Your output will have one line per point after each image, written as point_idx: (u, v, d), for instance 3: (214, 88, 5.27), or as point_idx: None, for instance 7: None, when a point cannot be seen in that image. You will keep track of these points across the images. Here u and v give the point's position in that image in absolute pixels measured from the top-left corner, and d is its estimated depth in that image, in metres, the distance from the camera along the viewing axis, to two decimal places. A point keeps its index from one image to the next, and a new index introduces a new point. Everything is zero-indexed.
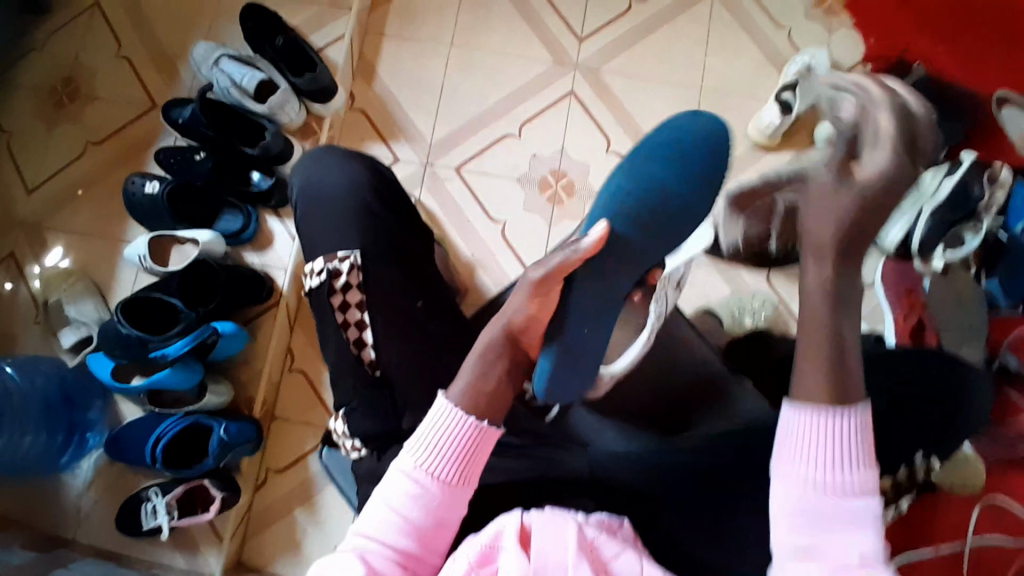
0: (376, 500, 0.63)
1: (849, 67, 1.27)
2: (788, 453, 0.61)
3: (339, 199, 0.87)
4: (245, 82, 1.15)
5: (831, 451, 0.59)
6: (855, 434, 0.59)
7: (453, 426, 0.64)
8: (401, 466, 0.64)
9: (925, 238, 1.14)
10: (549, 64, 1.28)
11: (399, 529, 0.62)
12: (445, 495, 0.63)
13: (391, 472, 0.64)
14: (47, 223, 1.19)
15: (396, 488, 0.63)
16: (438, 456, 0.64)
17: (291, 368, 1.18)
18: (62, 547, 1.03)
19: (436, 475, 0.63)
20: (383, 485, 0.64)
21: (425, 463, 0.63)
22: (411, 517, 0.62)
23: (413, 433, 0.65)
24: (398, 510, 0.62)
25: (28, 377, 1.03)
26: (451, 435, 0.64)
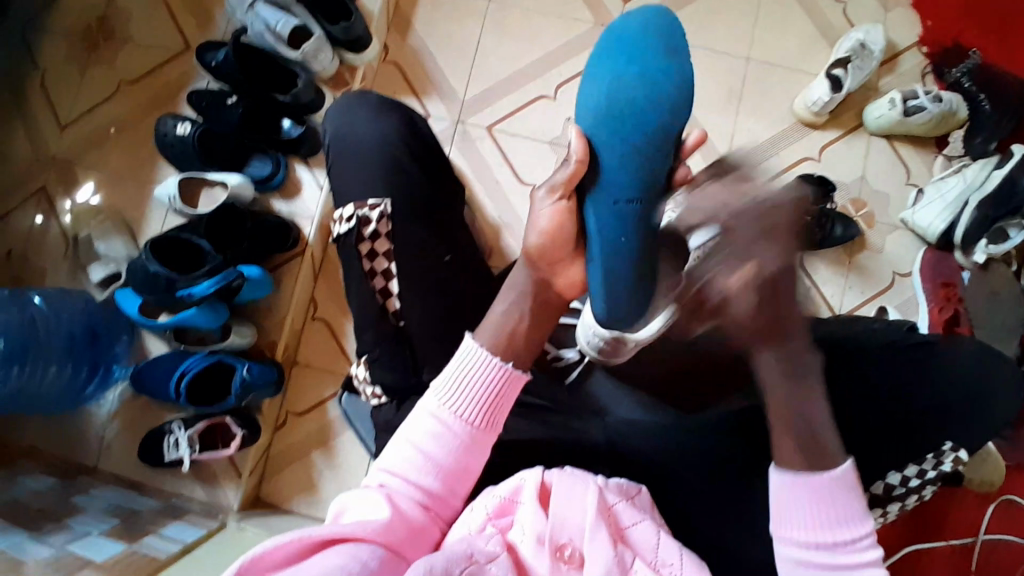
0: (402, 439, 0.63)
1: (904, 47, 1.21)
2: (779, 519, 0.58)
3: (367, 151, 0.86)
4: (279, 27, 1.13)
5: (821, 511, 0.56)
6: (840, 494, 0.56)
7: (483, 370, 0.64)
8: (429, 406, 0.63)
9: (968, 231, 1.10)
10: (590, 25, 1.24)
11: (425, 469, 0.62)
12: (471, 439, 0.63)
13: (417, 412, 0.64)
14: (80, 160, 1.20)
15: (423, 428, 0.63)
16: (465, 398, 0.63)
17: (314, 318, 1.19)
18: (84, 475, 1.07)
19: (464, 418, 0.63)
20: (410, 424, 0.64)
21: (454, 406, 0.63)
22: (437, 458, 0.62)
23: (441, 375, 0.65)
24: (424, 450, 0.62)
25: (54, 311, 1.04)
26: (480, 378, 0.64)
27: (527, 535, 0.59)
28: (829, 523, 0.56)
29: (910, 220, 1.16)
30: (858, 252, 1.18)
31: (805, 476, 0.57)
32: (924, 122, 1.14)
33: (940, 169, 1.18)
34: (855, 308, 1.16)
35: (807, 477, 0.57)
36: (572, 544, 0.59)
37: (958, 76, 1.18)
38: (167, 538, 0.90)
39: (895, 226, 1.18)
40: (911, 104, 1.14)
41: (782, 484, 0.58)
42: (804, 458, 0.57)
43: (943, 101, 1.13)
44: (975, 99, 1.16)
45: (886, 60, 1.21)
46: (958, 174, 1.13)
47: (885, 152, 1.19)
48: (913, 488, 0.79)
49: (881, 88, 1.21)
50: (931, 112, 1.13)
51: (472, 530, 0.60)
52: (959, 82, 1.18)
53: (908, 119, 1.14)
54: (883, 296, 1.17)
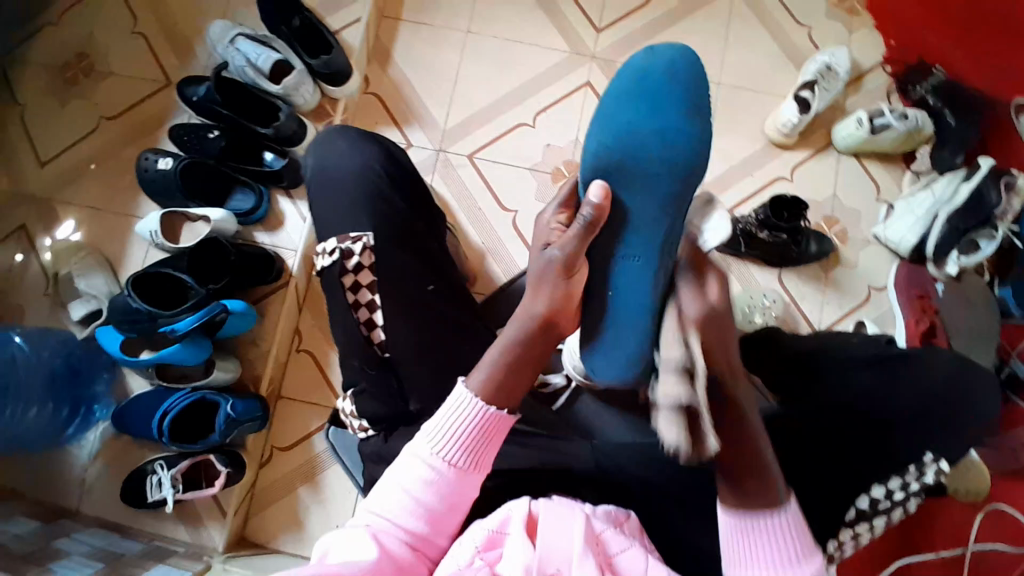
0: (389, 481, 0.63)
1: (868, 67, 1.26)
2: (732, 560, 0.63)
3: (348, 182, 0.87)
4: (260, 62, 1.15)
5: (766, 551, 0.61)
6: (787, 531, 0.61)
7: (471, 414, 0.62)
8: (418, 451, 0.63)
9: (939, 244, 1.13)
10: (566, 53, 1.27)
11: (411, 511, 0.62)
12: (458, 483, 0.63)
13: (406, 455, 0.63)
14: (60, 197, 1.20)
15: (411, 472, 0.62)
16: (453, 442, 0.62)
17: (299, 349, 1.18)
18: (65, 518, 1.06)
19: (451, 462, 0.62)
20: (397, 466, 0.63)
21: (441, 451, 0.62)
22: (424, 501, 0.62)
23: (430, 419, 0.64)
24: (411, 493, 0.62)
25: (34, 350, 1.05)
26: (467, 423, 0.62)
27: (516, 566, 0.58)
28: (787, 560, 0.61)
29: (883, 235, 1.19)
30: (834, 268, 1.20)
31: (747, 521, 0.62)
32: (892, 138, 1.17)
33: (909, 184, 1.21)
34: (834, 323, 1.18)
35: (753, 521, 0.62)
36: (560, 574, 0.58)
37: (924, 93, 1.21)
38: None
39: (868, 241, 1.21)
40: (879, 121, 1.17)
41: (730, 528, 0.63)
42: (737, 499, 0.63)
43: (909, 118, 1.16)
44: (940, 116, 1.19)
45: (852, 81, 1.25)
46: (927, 189, 1.16)
47: (855, 170, 1.23)
48: (898, 501, 0.78)
49: (849, 108, 1.24)
50: (896, 130, 1.16)
51: (460, 564, 0.60)
52: (924, 99, 1.21)
53: (876, 137, 1.17)
54: (861, 311, 1.19)
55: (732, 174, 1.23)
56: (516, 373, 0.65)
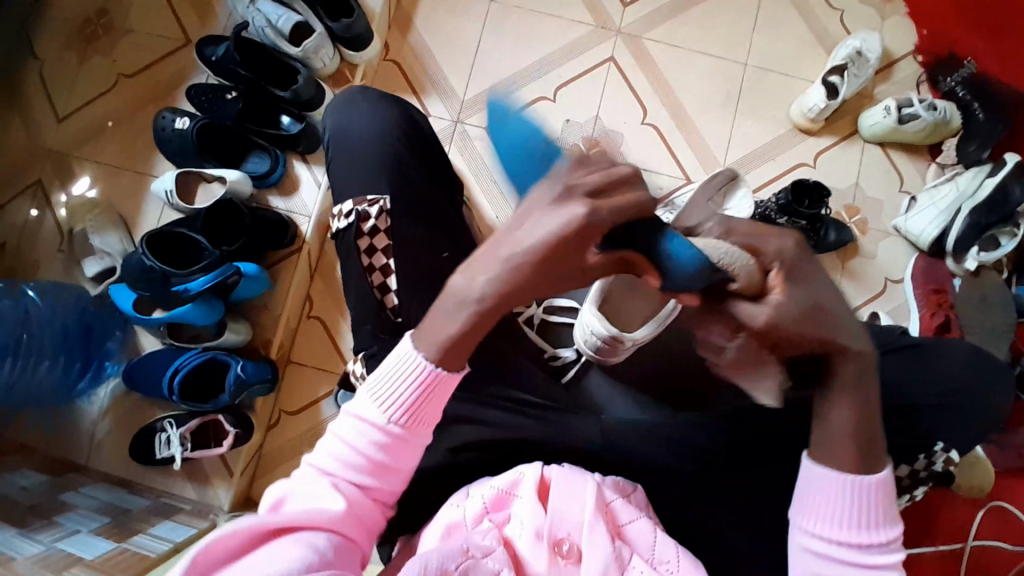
0: (332, 435, 0.63)
1: (900, 55, 1.23)
2: (801, 509, 0.61)
3: (365, 145, 0.86)
4: (280, 23, 1.13)
5: (850, 512, 0.59)
6: (873, 496, 0.59)
7: (410, 372, 0.61)
8: (360, 407, 0.62)
9: (959, 238, 1.11)
10: (591, 28, 1.25)
11: (357, 466, 0.62)
12: (406, 440, 0.63)
13: (346, 413, 0.63)
14: (76, 153, 1.19)
15: (354, 428, 0.62)
16: (394, 398, 0.61)
17: (310, 316, 1.19)
18: (73, 472, 1.07)
19: (396, 421, 0.62)
20: (340, 421, 0.63)
21: (382, 406, 0.62)
22: (371, 457, 0.62)
23: (371, 376, 0.63)
24: (355, 448, 0.62)
25: (49, 304, 1.05)
26: (410, 384, 0.61)
27: (525, 530, 0.59)
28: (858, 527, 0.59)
29: (904, 227, 1.17)
30: (851, 258, 1.19)
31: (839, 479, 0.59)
32: (918, 131, 1.15)
33: (933, 177, 1.19)
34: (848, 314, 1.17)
35: (855, 477, 0.59)
36: (570, 538, 0.59)
37: (953, 85, 1.19)
38: (159, 538, 0.90)
39: (887, 233, 1.20)
40: (906, 112, 1.15)
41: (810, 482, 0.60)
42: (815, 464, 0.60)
43: (937, 109, 1.14)
44: (970, 109, 1.17)
45: (881, 68, 1.23)
46: (951, 181, 1.14)
47: (879, 158, 1.21)
48: (909, 484, 0.84)
49: (877, 96, 1.22)
50: (924, 121, 1.14)
51: (467, 519, 0.61)
52: (954, 91, 1.19)
53: (902, 127, 1.15)
54: (875, 302, 1.18)
55: (752, 158, 1.21)
56: (467, 350, 0.61)
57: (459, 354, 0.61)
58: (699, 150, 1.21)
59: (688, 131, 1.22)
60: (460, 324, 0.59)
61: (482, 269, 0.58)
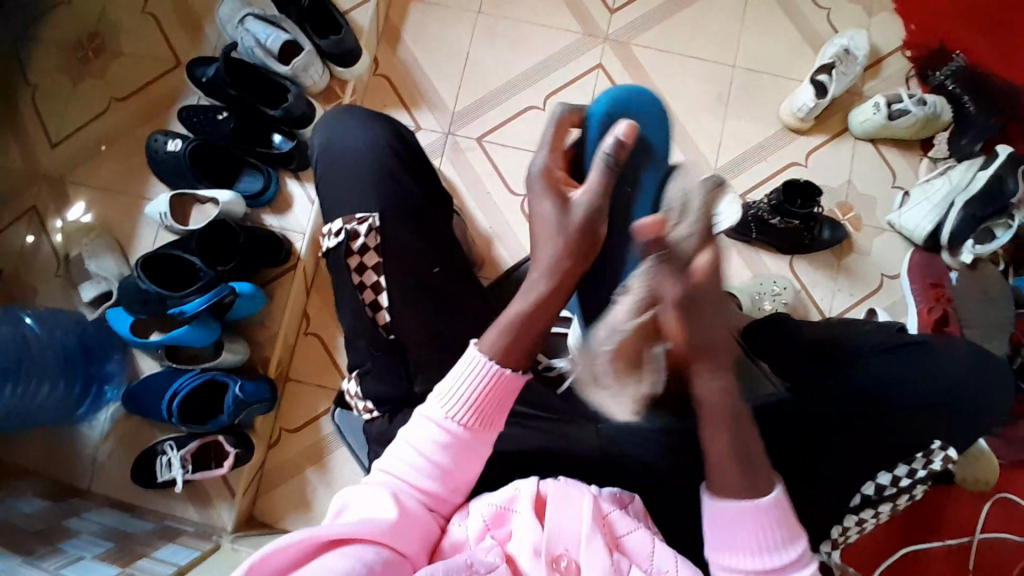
0: (402, 441, 0.64)
1: (888, 51, 1.23)
2: (715, 545, 0.60)
3: (355, 162, 0.86)
4: (269, 43, 1.14)
5: (745, 537, 0.58)
6: (772, 518, 0.58)
7: (476, 374, 0.62)
8: (430, 412, 0.63)
9: (955, 230, 1.11)
10: (578, 35, 1.26)
11: (426, 472, 0.62)
12: (471, 443, 0.63)
13: (417, 415, 0.64)
14: (70, 178, 1.20)
15: (424, 433, 0.63)
16: (461, 402, 0.62)
17: (307, 332, 1.19)
18: (76, 497, 1.07)
19: (463, 424, 0.62)
20: (410, 425, 0.64)
21: (447, 410, 0.62)
22: (439, 461, 0.62)
23: (440, 381, 0.64)
24: (425, 453, 0.63)
25: (47, 330, 1.05)
26: (476, 381, 0.62)
27: (524, 547, 0.59)
28: (764, 548, 0.57)
29: (898, 222, 1.17)
30: (847, 255, 1.19)
31: (727, 505, 0.58)
32: (910, 125, 1.15)
33: (926, 171, 1.19)
34: (846, 311, 1.17)
35: (740, 503, 0.58)
36: (568, 554, 0.58)
37: (942, 78, 1.19)
38: (162, 562, 0.90)
39: (882, 229, 1.19)
40: (896, 107, 1.15)
41: (717, 512, 0.59)
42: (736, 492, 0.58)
43: (927, 104, 1.14)
44: (960, 101, 1.17)
45: (871, 65, 1.23)
46: (943, 175, 1.14)
47: (871, 155, 1.21)
48: (903, 488, 0.80)
49: (866, 93, 1.22)
50: (915, 115, 1.14)
51: (470, 539, 0.61)
52: (943, 85, 1.19)
53: (892, 123, 1.16)
54: (873, 299, 1.18)
55: (744, 159, 1.21)
56: (537, 334, 0.64)
57: (519, 350, 0.63)
58: (691, 153, 1.21)
59: (679, 134, 1.22)
60: (521, 309, 0.63)
61: (542, 247, 0.66)
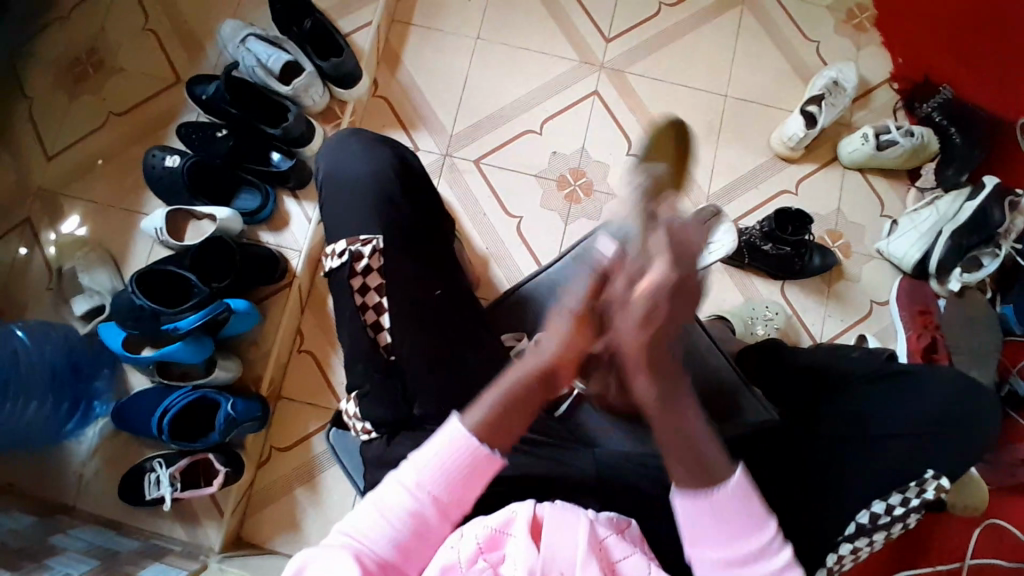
0: (369, 504, 0.61)
1: (877, 83, 1.26)
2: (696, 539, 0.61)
3: (355, 183, 0.87)
4: (270, 62, 1.15)
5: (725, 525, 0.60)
6: (739, 505, 0.60)
7: (462, 449, 0.61)
8: (402, 476, 0.62)
9: (942, 260, 1.14)
10: (575, 62, 1.28)
11: (385, 536, 0.60)
12: (436, 518, 0.61)
13: (389, 479, 0.62)
14: (65, 192, 1.20)
15: (391, 498, 0.61)
16: (439, 476, 0.61)
17: (300, 350, 1.18)
18: (61, 513, 1.05)
19: (433, 494, 0.61)
20: (378, 490, 0.62)
21: (424, 480, 0.61)
22: (399, 528, 0.60)
23: (418, 447, 0.63)
24: (388, 520, 0.61)
25: (38, 344, 1.03)
26: (458, 457, 0.61)
27: (519, 570, 0.58)
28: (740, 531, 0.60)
29: (886, 250, 1.19)
30: (837, 282, 1.21)
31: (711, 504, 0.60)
32: (897, 155, 1.18)
33: (913, 201, 1.22)
34: (836, 336, 1.19)
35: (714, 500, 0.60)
36: None
37: (929, 110, 1.22)
38: None
39: (871, 256, 1.22)
40: (884, 139, 1.17)
41: (689, 510, 0.61)
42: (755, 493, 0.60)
43: (914, 135, 1.17)
44: (947, 133, 1.20)
45: (860, 95, 1.26)
46: (931, 205, 1.16)
47: (860, 184, 1.24)
48: (897, 516, 0.78)
49: (855, 123, 1.25)
50: (902, 147, 1.17)
51: (461, 560, 0.59)
52: (930, 117, 1.22)
53: (881, 154, 1.18)
54: (862, 325, 1.20)
55: (736, 186, 1.23)
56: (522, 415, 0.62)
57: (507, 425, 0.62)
58: None
59: None
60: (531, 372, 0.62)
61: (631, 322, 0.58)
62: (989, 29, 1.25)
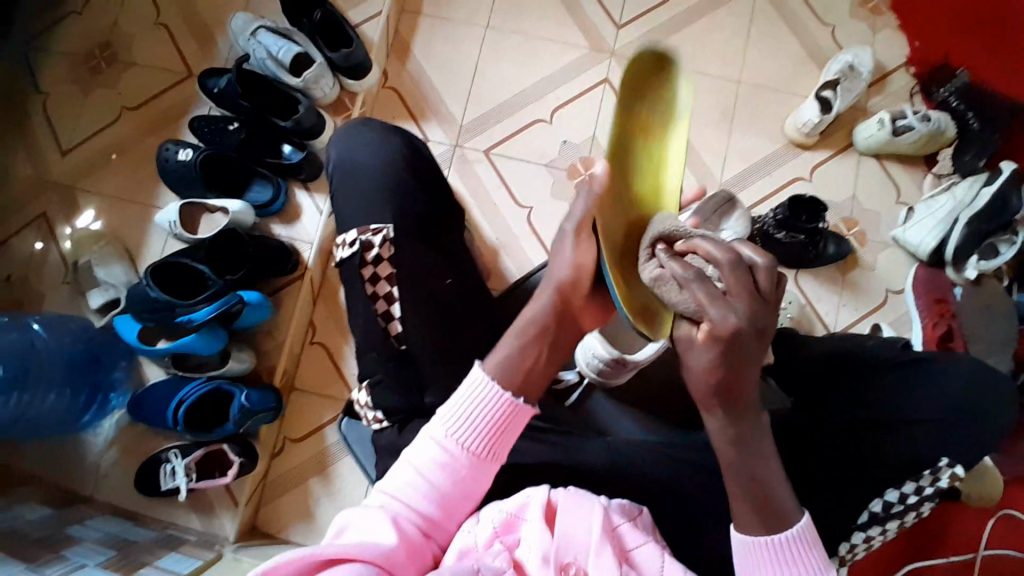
0: (405, 465, 0.63)
1: (893, 68, 1.24)
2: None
3: (365, 173, 0.87)
4: (280, 55, 1.16)
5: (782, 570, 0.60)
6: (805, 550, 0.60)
7: (487, 398, 0.63)
8: (433, 432, 0.63)
9: (959, 247, 1.11)
10: (586, 50, 1.27)
11: (423, 493, 0.62)
12: (470, 465, 0.63)
13: (421, 437, 0.64)
14: (80, 186, 1.21)
15: (425, 455, 0.63)
16: (469, 425, 0.63)
17: (313, 342, 1.19)
18: (80, 504, 1.07)
19: (465, 445, 0.62)
20: (413, 447, 0.64)
21: (455, 432, 0.63)
22: (434, 483, 0.62)
23: (446, 403, 0.64)
24: (424, 476, 0.62)
25: (55, 337, 1.05)
26: (485, 404, 0.63)
27: (533, 553, 0.58)
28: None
29: (902, 238, 1.18)
30: (851, 270, 1.20)
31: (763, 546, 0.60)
32: (913, 141, 1.16)
33: (930, 187, 1.20)
34: (850, 325, 1.18)
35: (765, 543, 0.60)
36: (577, 563, 0.59)
37: (947, 94, 1.20)
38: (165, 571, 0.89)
39: (886, 244, 1.21)
40: (900, 123, 1.16)
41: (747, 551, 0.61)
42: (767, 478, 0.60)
43: (931, 120, 1.15)
44: (964, 118, 1.18)
45: (875, 81, 1.24)
46: (948, 192, 1.15)
47: (875, 171, 1.22)
48: (911, 505, 0.79)
49: (871, 109, 1.23)
50: (918, 132, 1.15)
51: (478, 543, 0.60)
52: (947, 101, 1.20)
53: (897, 139, 1.16)
54: (877, 314, 1.19)
55: (749, 174, 1.22)
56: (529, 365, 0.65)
57: (519, 381, 0.65)
58: (697, 166, 1.22)
59: (686, 150, 1.23)
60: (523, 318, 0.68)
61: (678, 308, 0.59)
62: (1007, 12, 1.23)
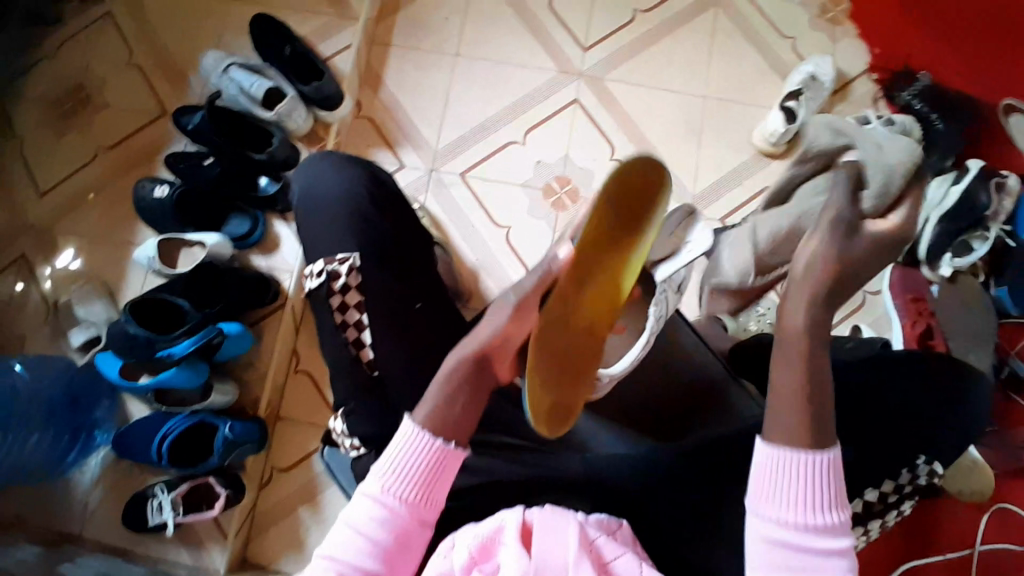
0: (342, 523, 0.64)
1: (855, 75, 1.26)
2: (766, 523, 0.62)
3: (334, 202, 0.88)
4: (253, 90, 1.18)
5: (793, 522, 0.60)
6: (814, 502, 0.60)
7: (417, 449, 0.65)
8: (368, 488, 0.65)
9: (932, 246, 1.13)
10: (554, 71, 1.30)
11: (365, 549, 0.62)
12: (407, 518, 0.64)
13: (357, 495, 0.65)
14: (59, 226, 1.22)
15: (362, 512, 0.64)
16: (402, 478, 0.64)
17: (297, 369, 1.20)
18: (66, 544, 1.06)
19: (401, 497, 0.64)
20: (349, 509, 0.65)
21: (389, 486, 0.64)
22: (376, 537, 0.63)
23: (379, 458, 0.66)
24: (362, 532, 0.63)
25: (37, 376, 1.06)
26: (416, 456, 0.65)
27: None
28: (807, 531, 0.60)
29: None
30: None
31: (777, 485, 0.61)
32: None
33: None
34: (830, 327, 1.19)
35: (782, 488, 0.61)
36: None
37: (909, 98, 1.22)
38: None
39: None
40: None
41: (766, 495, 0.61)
42: None
43: (895, 123, 1.17)
44: (928, 120, 1.20)
45: (839, 88, 1.26)
46: None
47: None
48: (892, 503, 0.80)
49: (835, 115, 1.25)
50: None
51: (455, 569, 0.61)
52: (910, 104, 1.22)
53: None
54: (856, 315, 1.19)
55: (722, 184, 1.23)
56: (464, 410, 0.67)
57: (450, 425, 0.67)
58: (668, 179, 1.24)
59: None
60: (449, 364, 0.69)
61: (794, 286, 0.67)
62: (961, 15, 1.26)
